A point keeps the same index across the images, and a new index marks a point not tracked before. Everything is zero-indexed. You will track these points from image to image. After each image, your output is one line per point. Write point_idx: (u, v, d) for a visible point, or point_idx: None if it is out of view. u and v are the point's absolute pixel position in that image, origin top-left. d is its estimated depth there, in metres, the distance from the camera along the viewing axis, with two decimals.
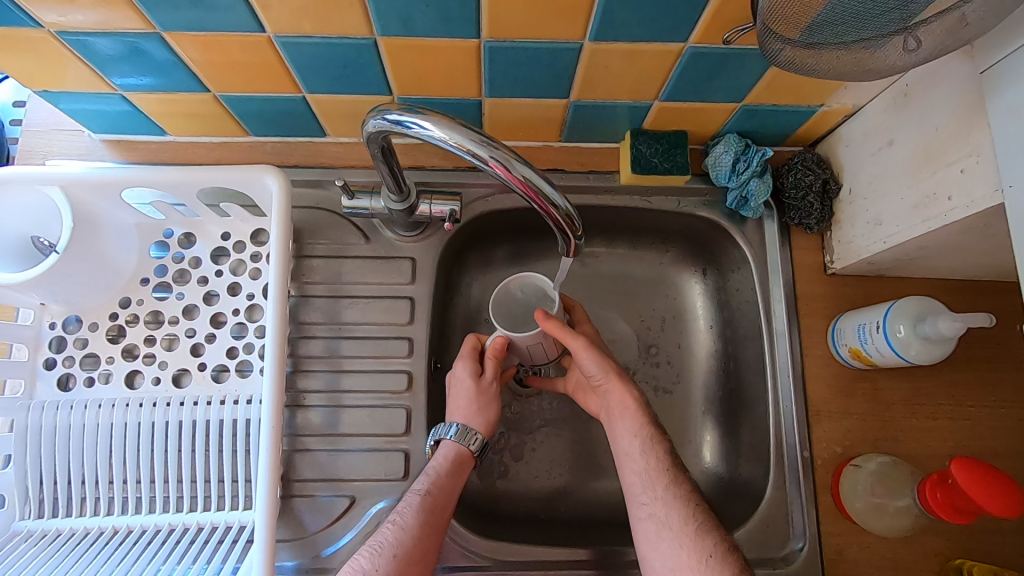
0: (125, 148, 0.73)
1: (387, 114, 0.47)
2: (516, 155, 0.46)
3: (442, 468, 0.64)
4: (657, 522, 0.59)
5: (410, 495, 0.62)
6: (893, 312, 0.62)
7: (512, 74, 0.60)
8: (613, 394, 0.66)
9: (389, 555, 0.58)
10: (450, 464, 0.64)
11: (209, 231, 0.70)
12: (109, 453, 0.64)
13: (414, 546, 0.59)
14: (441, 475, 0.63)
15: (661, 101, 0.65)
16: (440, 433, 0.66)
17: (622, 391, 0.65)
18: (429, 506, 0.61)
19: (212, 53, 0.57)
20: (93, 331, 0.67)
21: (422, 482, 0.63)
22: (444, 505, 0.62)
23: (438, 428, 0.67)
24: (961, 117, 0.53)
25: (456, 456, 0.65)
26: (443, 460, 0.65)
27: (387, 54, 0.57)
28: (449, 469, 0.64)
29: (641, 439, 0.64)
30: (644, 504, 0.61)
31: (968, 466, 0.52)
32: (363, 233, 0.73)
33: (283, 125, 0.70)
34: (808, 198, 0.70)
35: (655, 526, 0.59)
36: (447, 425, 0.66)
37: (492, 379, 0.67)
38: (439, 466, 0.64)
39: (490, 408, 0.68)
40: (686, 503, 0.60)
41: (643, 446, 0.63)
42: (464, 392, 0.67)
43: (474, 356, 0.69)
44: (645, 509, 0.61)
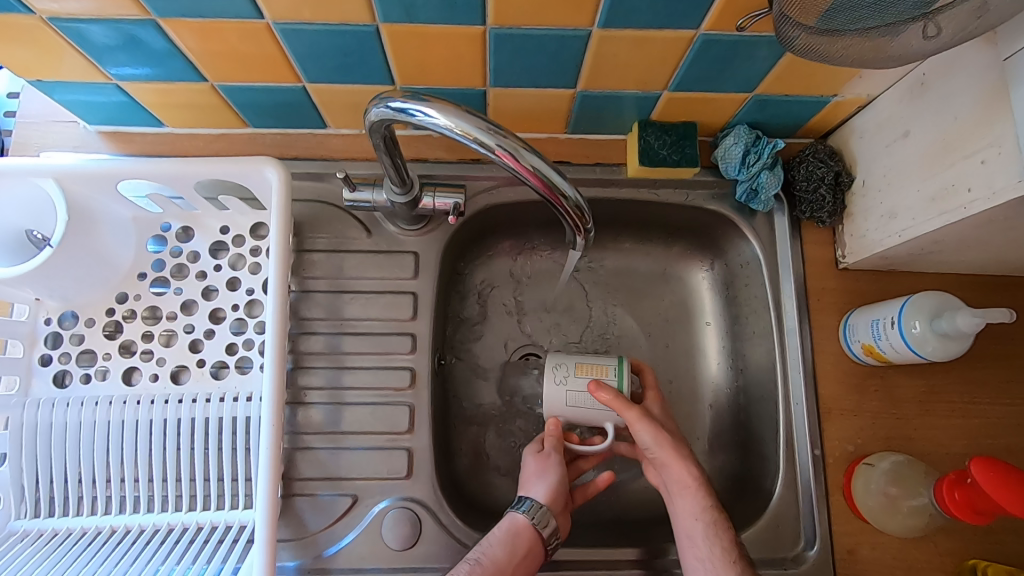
0: (122, 140, 0.71)
1: (390, 102, 0.45)
2: (525, 144, 0.45)
3: (497, 539, 0.60)
4: None
5: (461, 564, 0.59)
6: (908, 307, 0.61)
7: (518, 63, 0.58)
8: (672, 472, 0.61)
9: None
10: (505, 535, 0.60)
11: (207, 225, 0.68)
12: (107, 451, 0.62)
13: None
14: (494, 546, 0.59)
15: (671, 91, 0.64)
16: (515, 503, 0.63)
17: (684, 468, 0.60)
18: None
19: (209, 41, 0.55)
20: (90, 327, 0.66)
21: (473, 554, 0.59)
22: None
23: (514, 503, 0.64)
24: (982, 105, 0.51)
25: (513, 529, 0.61)
26: (499, 532, 0.61)
27: (389, 42, 0.55)
28: (503, 540, 0.60)
29: (703, 522, 0.60)
30: None
31: (988, 466, 0.50)
32: (365, 227, 0.71)
33: (282, 116, 0.68)
34: (819, 190, 0.69)
35: None
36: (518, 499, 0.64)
37: (553, 448, 0.66)
38: (494, 537, 0.60)
39: (552, 475, 0.64)
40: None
41: (706, 532, 0.59)
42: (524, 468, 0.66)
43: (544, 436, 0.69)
44: None
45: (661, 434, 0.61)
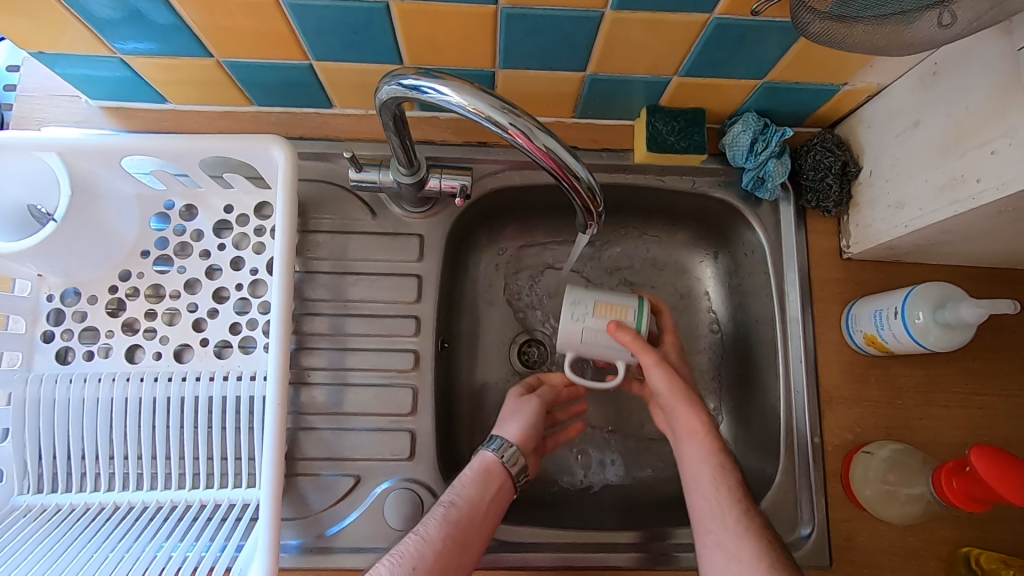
0: (124, 116, 0.70)
1: (403, 79, 0.44)
2: (538, 125, 0.44)
3: (470, 478, 0.62)
4: (726, 551, 0.56)
5: (436, 508, 0.60)
6: (913, 297, 0.61)
7: (528, 44, 0.58)
8: (679, 416, 0.62)
9: (409, 568, 0.55)
10: (477, 475, 0.62)
11: (211, 203, 0.68)
12: (110, 428, 0.62)
13: (434, 560, 0.56)
14: (467, 486, 0.61)
15: (681, 76, 0.63)
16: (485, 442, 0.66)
17: (694, 413, 0.62)
18: (454, 517, 0.58)
19: (216, 16, 0.54)
20: (93, 304, 0.65)
21: (448, 494, 0.61)
22: (472, 516, 0.59)
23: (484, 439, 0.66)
24: (996, 95, 0.51)
25: (484, 468, 0.63)
26: (472, 471, 0.63)
27: (399, 20, 0.55)
28: (477, 479, 0.62)
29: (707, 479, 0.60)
30: (712, 532, 0.57)
31: (990, 455, 0.51)
32: (370, 208, 0.71)
33: (288, 94, 0.68)
34: (826, 180, 0.68)
35: (724, 556, 0.56)
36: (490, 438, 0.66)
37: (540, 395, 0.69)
38: (468, 476, 0.62)
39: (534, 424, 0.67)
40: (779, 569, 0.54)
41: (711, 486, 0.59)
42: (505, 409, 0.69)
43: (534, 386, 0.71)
44: (713, 537, 0.57)
45: (674, 382, 0.62)
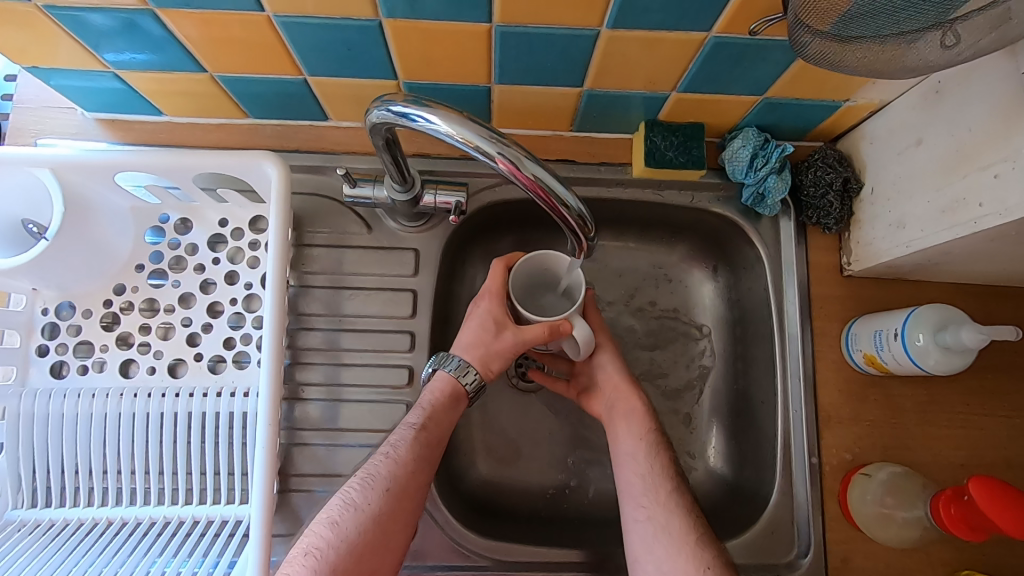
0: (120, 128, 0.70)
1: (392, 106, 0.44)
2: (526, 153, 0.44)
3: (437, 402, 0.62)
4: (655, 525, 0.58)
5: (403, 428, 0.60)
6: (912, 320, 0.60)
7: (523, 60, 0.57)
8: (620, 399, 0.67)
9: (382, 488, 0.57)
10: (445, 398, 0.63)
11: (206, 216, 0.68)
12: (103, 443, 0.62)
13: (407, 480, 0.58)
14: (436, 409, 0.62)
15: (679, 92, 0.62)
16: (440, 363, 0.65)
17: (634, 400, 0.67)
18: (424, 441, 0.60)
19: (210, 31, 0.54)
20: (87, 318, 0.65)
21: (415, 415, 0.61)
22: (439, 438, 0.61)
23: (443, 359, 0.65)
24: (999, 117, 0.50)
25: (450, 390, 0.63)
26: (438, 394, 0.63)
27: (393, 37, 0.54)
28: (444, 403, 0.63)
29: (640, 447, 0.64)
30: (643, 507, 0.60)
31: (985, 484, 0.50)
32: (365, 222, 0.71)
33: (283, 107, 0.67)
34: (827, 197, 0.67)
35: (653, 529, 0.58)
36: (449, 358, 0.64)
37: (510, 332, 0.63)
38: (434, 399, 0.63)
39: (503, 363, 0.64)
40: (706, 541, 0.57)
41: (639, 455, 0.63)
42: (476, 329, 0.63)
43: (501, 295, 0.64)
44: (643, 512, 0.60)
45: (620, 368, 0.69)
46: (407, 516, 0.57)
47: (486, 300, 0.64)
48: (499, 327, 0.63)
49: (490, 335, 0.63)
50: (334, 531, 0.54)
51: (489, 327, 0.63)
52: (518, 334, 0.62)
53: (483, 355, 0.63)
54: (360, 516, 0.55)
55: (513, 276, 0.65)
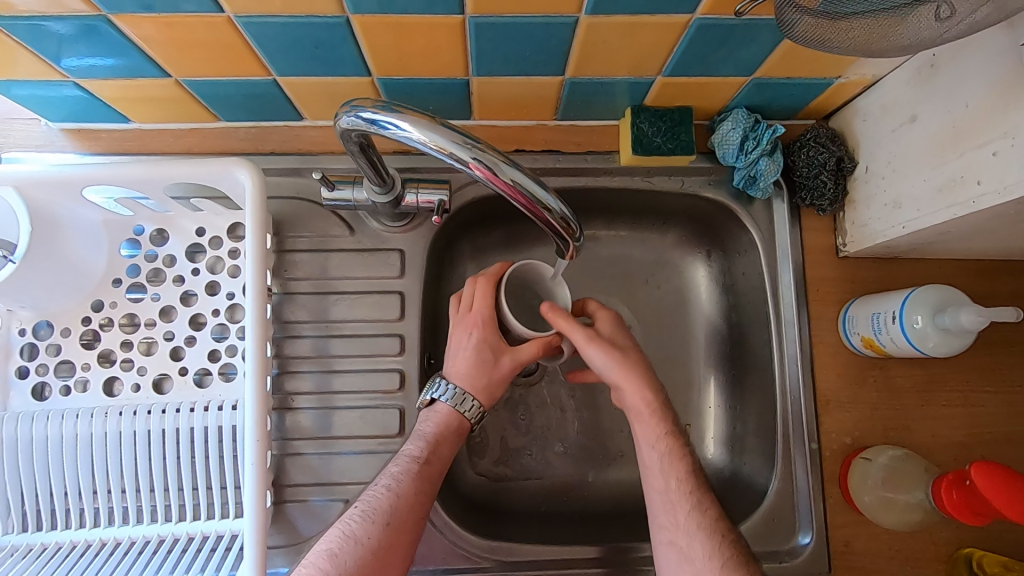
0: (87, 138, 0.68)
1: (361, 112, 0.42)
2: (503, 158, 0.42)
3: (439, 434, 0.61)
4: (677, 550, 0.57)
5: (405, 459, 0.59)
6: (911, 301, 0.59)
7: (501, 51, 0.54)
8: (630, 398, 0.61)
9: (381, 522, 0.55)
10: (450, 431, 0.62)
11: (182, 226, 0.66)
12: (90, 463, 0.61)
13: (407, 514, 0.57)
14: (440, 442, 0.61)
15: (665, 76, 0.60)
16: (435, 393, 0.63)
17: (639, 394, 0.60)
18: (426, 475, 0.59)
19: (169, 34, 0.51)
20: (66, 337, 0.64)
21: (416, 447, 0.60)
22: (440, 469, 0.60)
23: (433, 388, 0.63)
24: (997, 92, 0.48)
25: (454, 423, 0.62)
26: (441, 426, 0.62)
27: (362, 32, 0.51)
28: (448, 435, 0.62)
29: (659, 452, 0.60)
30: (664, 528, 0.58)
31: (992, 473, 0.49)
32: (348, 225, 0.69)
33: (254, 108, 0.65)
34: (820, 177, 0.66)
35: (676, 554, 0.57)
36: (441, 387, 0.63)
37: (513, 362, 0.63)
38: (436, 431, 0.62)
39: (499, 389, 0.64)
40: (711, 536, 0.56)
41: (662, 463, 0.59)
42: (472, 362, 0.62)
43: (490, 323, 0.63)
44: (665, 534, 0.58)
45: (612, 356, 0.61)
46: (404, 549, 0.56)
47: (477, 327, 0.63)
48: (496, 355, 0.63)
49: (489, 363, 0.63)
50: (333, 561, 0.53)
51: (488, 355, 0.63)
52: (516, 360, 0.63)
53: (484, 386, 0.63)
54: (358, 549, 0.54)
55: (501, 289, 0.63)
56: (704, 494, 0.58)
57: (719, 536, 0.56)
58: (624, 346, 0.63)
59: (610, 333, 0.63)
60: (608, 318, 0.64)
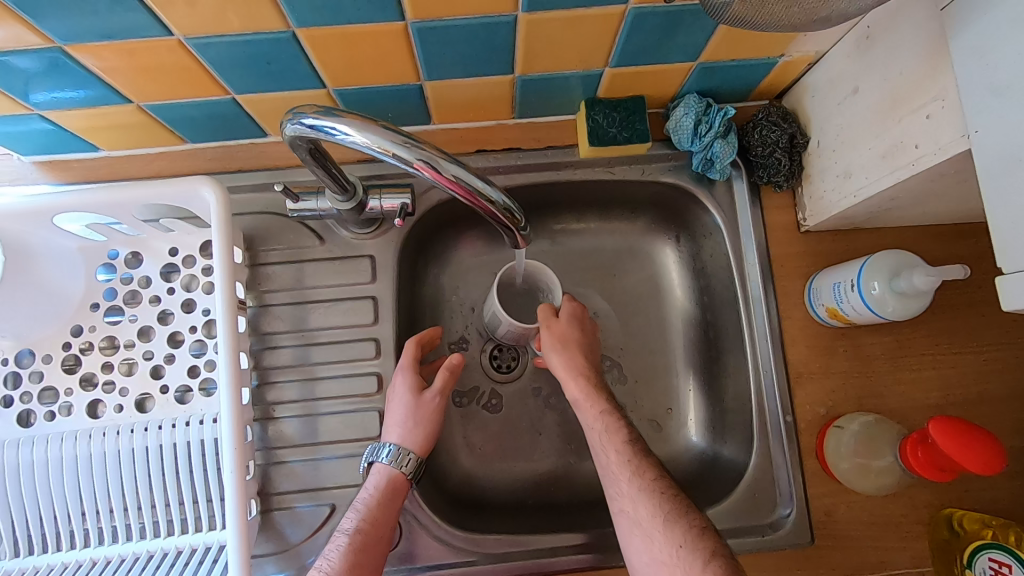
0: (59, 169, 0.69)
1: (303, 118, 0.44)
2: (444, 155, 0.44)
3: (373, 500, 0.61)
4: (628, 519, 0.58)
5: (338, 536, 0.59)
6: (867, 268, 0.60)
7: (448, 54, 0.56)
8: (569, 388, 0.66)
9: None
10: (382, 492, 0.62)
11: (156, 247, 0.67)
12: (77, 485, 0.62)
13: None
14: (371, 507, 0.60)
15: (612, 67, 0.62)
16: (375, 452, 0.64)
17: (574, 383, 0.66)
18: (360, 546, 0.58)
19: (126, 61, 0.53)
20: (48, 363, 0.65)
21: (349, 520, 0.60)
22: (376, 540, 0.59)
23: (373, 449, 0.64)
24: (926, 56, 0.49)
25: (387, 482, 0.62)
26: (375, 490, 0.62)
27: (310, 45, 0.53)
28: (382, 498, 0.61)
29: (599, 430, 0.63)
30: (615, 499, 0.60)
31: (970, 449, 0.49)
32: (318, 235, 0.70)
33: (218, 128, 0.66)
34: (775, 154, 0.67)
35: (628, 521, 0.58)
36: (380, 446, 0.64)
37: (431, 392, 0.66)
38: (370, 497, 0.61)
39: (426, 425, 0.65)
40: (651, 494, 0.58)
41: (602, 438, 0.62)
42: (402, 409, 0.65)
43: (413, 368, 0.67)
44: (617, 505, 0.60)
45: (564, 355, 0.66)
46: None
47: (399, 372, 0.67)
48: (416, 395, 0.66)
49: (410, 408, 0.65)
50: None
51: (408, 399, 0.65)
52: (436, 389, 0.67)
53: (407, 432, 0.64)
54: None
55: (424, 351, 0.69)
56: (642, 457, 0.60)
57: (659, 493, 0.58)
58: (572, 344, 0.67)
59: (562, 333, 0.67)
60: (566, 317, 0.68)
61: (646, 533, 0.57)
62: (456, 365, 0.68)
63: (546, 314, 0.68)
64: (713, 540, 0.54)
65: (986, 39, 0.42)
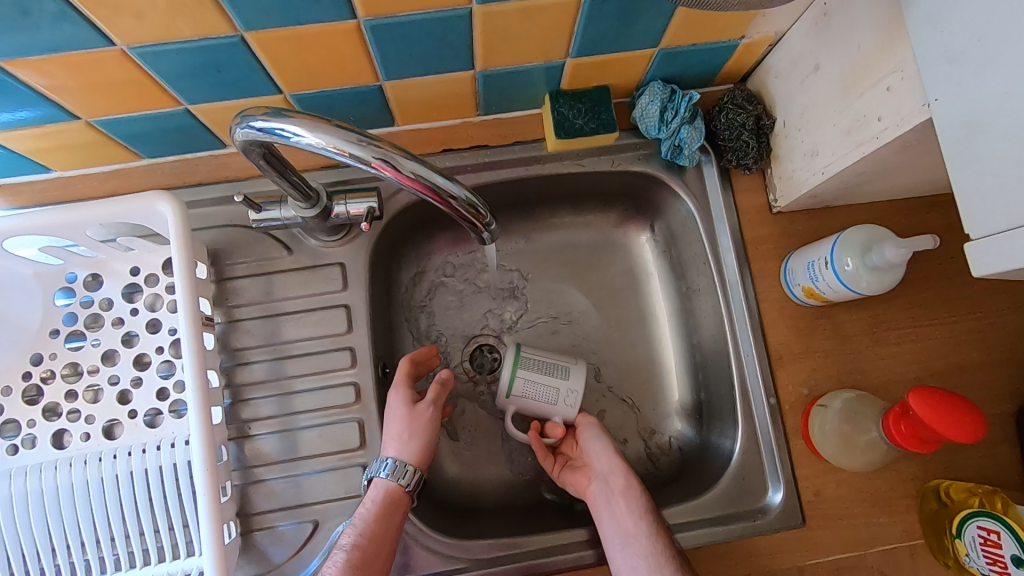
0: (10, 193, 0.67)
1: (252, 121, 0.42)
2: (402, 151, 0.43)
3: (370, 514, 0.59)
4: None
5: (337, 552, 0.58)
6: (840, 244, 0.60)
7: (405, 53, 0.55)
8: (611, 479, 0.66)
9: None
10: (381, 507, 0.60)
11: (116, 268, 0.65)
12: (46, 521, 0.59)
13: None
14: (369, 522, 0.59)
15: (574, 58, 0.61)
16: (374, 470, 0.62)
17: (622, 481, 0.66)
18: (358, 563, 0.57)
19: (68, 77, 0.51)
20: (8, 396, 0.62)
21: (347, 536, 0.58)
22: (374, 556, 0.58)
23: (372, 465, 0.62)
24: (882, 29, 0.49)
25: (385, 496, 0.61)
26: (372, 505, 0.60)
27: (261, 49, 0.52)
28: (379, 514, 0.59)
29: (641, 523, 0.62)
30: None
31: (972, 425, 0.49)
32: (285, 245, 0.68)
33: (175, 142, 0.64)
34: (742, 137, 0.67)
35: None
36: (379, 461, 0.62)
37: (427, 403, 0.65)
38: (369, 512, 0.59)
39: (425, 435, 0.64)
40: None
41: (635, 528, 0.61)
42: (398, 422, 0.64)
43: (407, 382, 0.66)
44: None
45: (610, 453, 0.68)
46: None
47: (394, 386, 0.66)
48: (410, 407, 0.65)
49: (407, 421, 0.64)
50: None
51: (404, 412, 0.64)
52: (430, 399, 0.66)
53: (403, 445, 0.63)
54: None
55: (415, 367, 0.68)
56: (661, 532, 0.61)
57: None
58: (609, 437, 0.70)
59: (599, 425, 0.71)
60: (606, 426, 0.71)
61: None
62: (447, 382, 0.67)
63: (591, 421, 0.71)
64: None
65: (940, 5, 0.42)
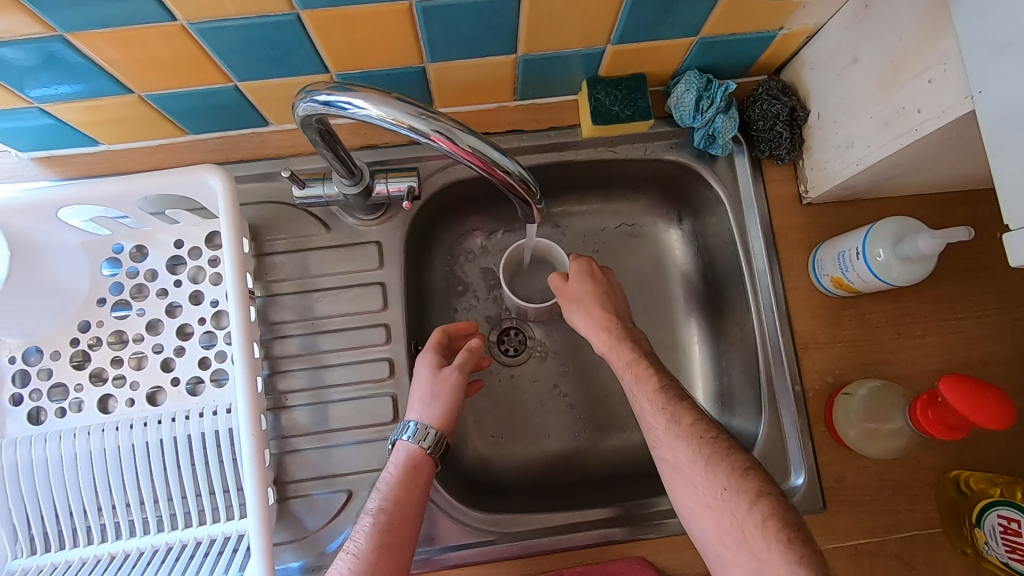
0: (58, 165, 0.68)
1: (316, 95, 0.44)
2: (458, 125, 0.45)
3: (394, 479, 0.60)
4: (668, 465, 0.58)
5: (364, 517, 0.58)
6: (872, 235, 0.61)
7: (451, 35, 0.56)
8: (596, 337, 0.68)
9: None
10: (404, 471, 0.61)
11: (160, 240, 0.67)
12: (94, 480, 0.62)
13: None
14: (394, 486, 0.60)
15: (615, 44, 0.62)
16: (399, 432, 0.63)
17: (597, 335, 0.67)
18: (386, 525, 0.57)
19: (127, 51, 0.53)
20: (56, 359, 0.65)
21: (373, 500, 0.59)
22: (402, 517, 0.58)
23: (396, 429, 0.64)
24: (926, 21, 0.50)
25: (409, 459, 0.61)
26: (396, 470, 0.61)
27: (314, 28, 0.53)
28: (403, 478, 0.60)
29: (630, 378, 0.64)
30: (656, 448, 0.60)
31: (1000, 412, 0.50)
32: (323, 222, 0.70)
33: (220, 119, 0.66)
34: (776, 128, 0.68)
35: (668, 470, 0.58)
36: (404, 425, 0.63)
37: (453, 366, 0.66)
38: (391, 476, 0.60)
39: (447, 399, 0.64)
40: (690, 440, 0.58)
41: (635, 387, 0.63)
42: (422, 385, 0.65)
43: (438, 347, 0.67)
44: (657, 452, 0.60)
45: (589, 314, 0.68)
46: None
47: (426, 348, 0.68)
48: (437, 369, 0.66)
49: (430, 383, 0.65)
50: None
51: (428, 372, 0.66)
52: (455, 363, 0.66)
53: (425, 406, 0.64)
54: None
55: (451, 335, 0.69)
56: (676, 404, 0.60)
57: (698, 438, 0.58)
58: (587, 298, 0.69)
59: (578, 290, 0.70)
60: (576, 274, 0.71)
61: (688, 478, 0.57)
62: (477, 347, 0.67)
63: (557, 281, 0.70)
64: (757, 478, 0.55)
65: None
